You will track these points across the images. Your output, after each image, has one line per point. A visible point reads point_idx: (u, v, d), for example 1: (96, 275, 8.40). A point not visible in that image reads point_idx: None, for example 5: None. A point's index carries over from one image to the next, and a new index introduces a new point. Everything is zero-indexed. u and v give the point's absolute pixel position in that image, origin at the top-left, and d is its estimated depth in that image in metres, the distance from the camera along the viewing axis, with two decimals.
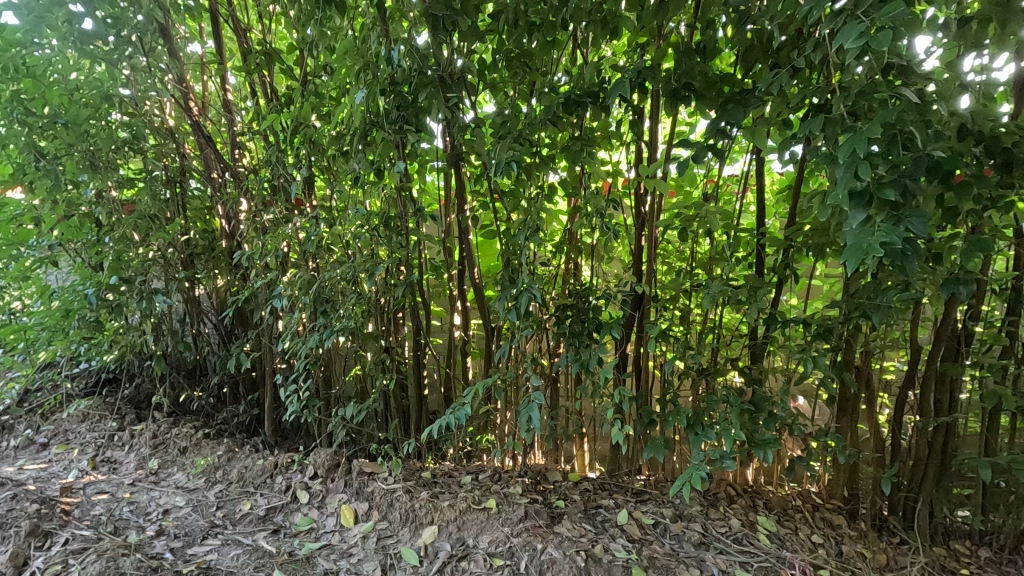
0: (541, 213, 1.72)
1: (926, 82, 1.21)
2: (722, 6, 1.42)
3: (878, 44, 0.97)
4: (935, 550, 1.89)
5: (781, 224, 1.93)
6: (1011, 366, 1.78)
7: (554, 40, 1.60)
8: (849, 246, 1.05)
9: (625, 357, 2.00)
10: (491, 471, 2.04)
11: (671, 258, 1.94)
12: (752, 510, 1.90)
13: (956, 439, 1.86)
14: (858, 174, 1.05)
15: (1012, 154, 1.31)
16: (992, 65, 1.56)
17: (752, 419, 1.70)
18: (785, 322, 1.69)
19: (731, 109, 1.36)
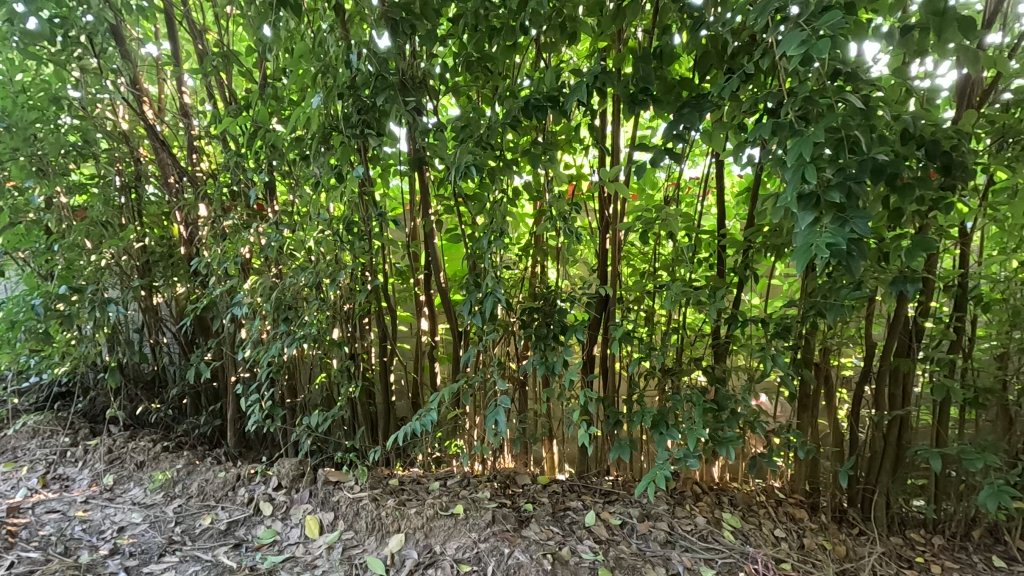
0: (505, 216, 1.72)
1: (871, 89, 1.25)
2: (677, 12, 1.46)
3: (817, 51, 1.01)
4: (892, 540, 1.95)
5: (741, 225, 1.98)
6: (958, 359, 1.85)
7: (515, 45, 1.61)
8: (799, 247, 1.10)
9: (592, 359, 2.02)
10: (460, 477, 2.03)
11: (635, 260, 1.96)
12: (718, 507, 1.93)
13: (910, 432, 1.94)
14: (805, 176, 1.09)
15: (951, 157, 1.36)
16: (936, 71, 1.62)
17: (715, 417, 1.73)
18: (745, 321, 1.73)
19: (687, 113, 1.39)
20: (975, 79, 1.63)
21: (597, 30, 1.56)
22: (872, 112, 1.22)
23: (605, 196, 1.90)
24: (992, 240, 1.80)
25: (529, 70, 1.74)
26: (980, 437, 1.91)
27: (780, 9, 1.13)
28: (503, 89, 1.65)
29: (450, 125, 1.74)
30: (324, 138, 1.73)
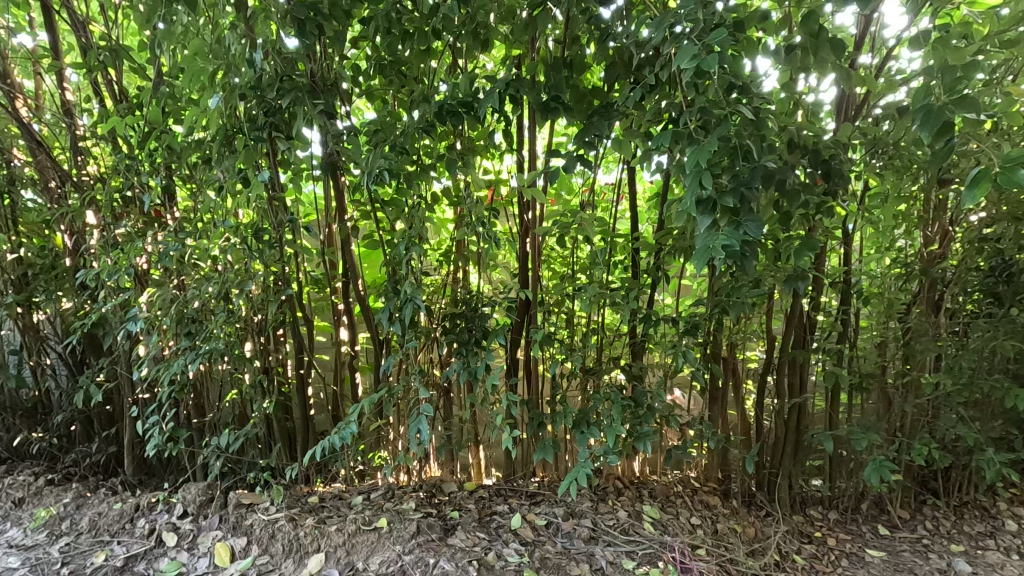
0: (423, 222, 1.70)
1: (762, 101, 1.35)
2: (585, 24, 1.51)
3: (707, 65, 1.09)
4: (794, 518, 2.11)
5: (653, 229, 2.07)
6: (845, 348, 2.04)
7: (428, 49, 1.61)
8: (699, 249, 1.17)
9: (516, 362, 2.04)
10: (384, 489, 1.98)
11: (555, 263, 2.00)
12: (638, 501, 2.00)
13: (807, 417, 2.10)
14: (702, 182, 1.17)
15: (830, 165, 1.50)
16: (818, 87, 1.78)
17: (633, 413, 1.79)
18: (658, 321, 1.81)
19: (596, 122, 1.45)
20: (851, 95, 1.81)
21: (509, 37, 1.58)
22: (762, 122, 1.31)
23: (525, 201, 1.93)
24: (869, 240, 2.00)
25: (445, 75, 1.74)
26: (865, 418, 2.11)
27: (671, 26, 1.23)
28: (417, 93, 1.64)
29: (364, 129, 1.70)
30: (227, 140, 1.64)
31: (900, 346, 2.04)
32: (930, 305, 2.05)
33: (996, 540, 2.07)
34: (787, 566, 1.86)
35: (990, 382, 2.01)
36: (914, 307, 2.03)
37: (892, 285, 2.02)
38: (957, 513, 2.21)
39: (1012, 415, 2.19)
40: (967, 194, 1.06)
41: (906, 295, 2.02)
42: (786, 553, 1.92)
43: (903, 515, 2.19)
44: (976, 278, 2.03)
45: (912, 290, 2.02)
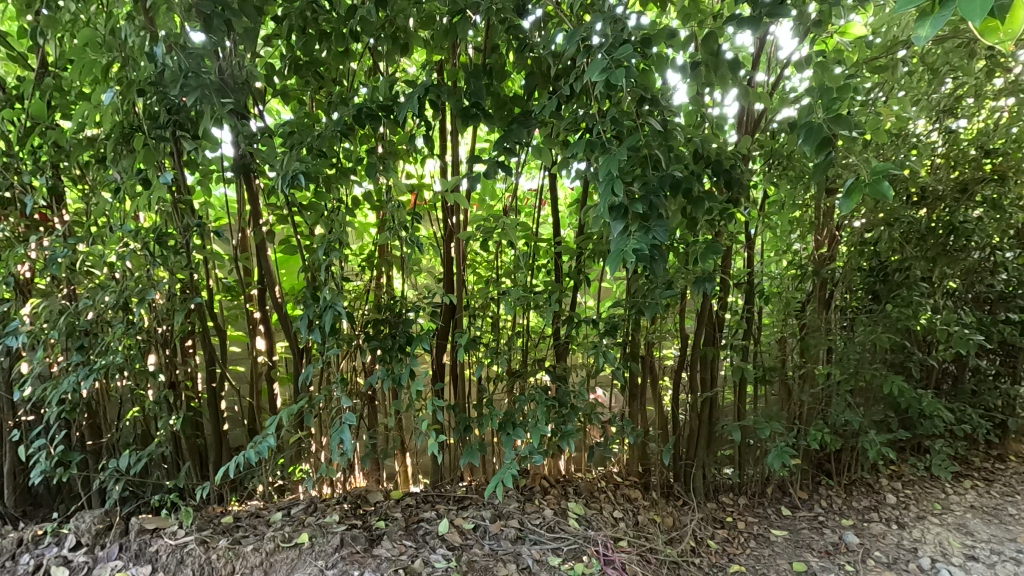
0: (343, 226, 1.67)
1: (670, 114, 1.43)
2: (504, 34, 1.54)
3: (615, 78, 1.15)
4: (709, 506, 2.25)
5: (574, 233, 2.13)
6: (750, 344, 2.19)
7: (346, 51, 1.58)
8: (613, 253, 1.22)
9: (441, 367, 2.04)
10: (305, 503, 1.90)
11: (480, 268, 2.01)
12: (564, 498, 2.05)
13: (717, 410, 2.24)
14: (614, 189, 1.23)
15: (731, 174, 1.63)
16: (722, 102, 1.90)
17: (558, 413, 1.84)
18: (580, 322, 1.87)
19: (515, 129, 1.49)
20: (750, 111, 1.95)
21: (430, 43, 1.59)
22: (670, 134, 1.40)
23: (448, 206, 1.94)
24: (769, 244, 2.17)
25: (364, 78, 1.71)
26: (769, 408, 2.28)
27: (586, 39, 1.28)
28: (335, 94, 1.60)
29: (278, 130, 1.65)
30: (124, 139, 1.53)
31: (797, 341, 2.23)
32: (821, 303, 2.26)
33: (879, 513, 2.31)
34: (702, 551, 1.98)
35: (872, 371, 2.25)
36: (809, 304, 2.23)
37: (790, 285, 2.19)
38: (846, 491, 2.44)
39: (891, 400, 2.45)
40: (843, 202, 1.18)
41: (801, 293, 2.21)
42: (700, 539, 2.04)
43: (802, 496, 2.39)
44: (860, 277, 2.26)
45: (806, 289, 2.22)
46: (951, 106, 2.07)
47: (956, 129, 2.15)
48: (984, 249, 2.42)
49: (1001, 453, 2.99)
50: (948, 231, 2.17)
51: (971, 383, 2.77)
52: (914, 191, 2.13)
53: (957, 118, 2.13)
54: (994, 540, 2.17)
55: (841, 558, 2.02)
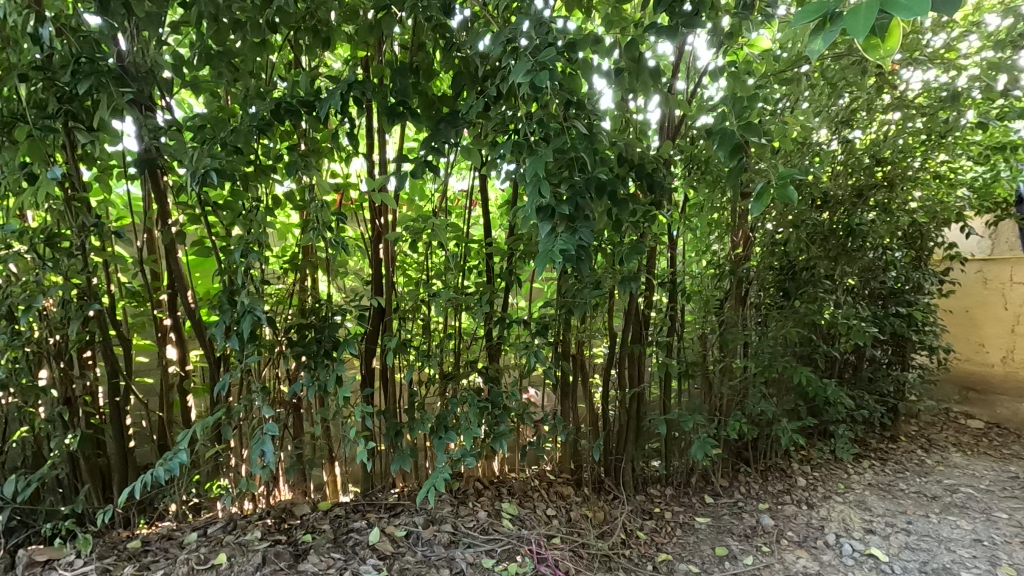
0: (262, 226, 1.58)
1: (596, 118, 1.47)
2: (431, 32, 1.52)
3: (539, 80, 1.16)
4: (637, 498, 2.32)
5: (505, 234, 2.14)
6: (674, 341, 2.28)
7: (263, 43, 1.50)
8: (541, 253, 1.23)
9: (371, 372, 1.98)
10: (224, 521, 1.79)
11: (410, 269, 1.97)
12: (498, 499, 2.05)
13: (645, 405, 2.32)
14: (540, 191, 1.24)
15: (653, 178, 1.70)
16: (645, 107, 1.95)
17: (490, 414, 1.84)
18: (512, 323, 1.88)
19: (443, 129, 1.48)
20: (672, 118, 2.02)
21: (354, 38, 1.54)
22: (595, 137, 1.43)
23: (376, 206, 1.89)
24: (690, 245, 2.27)
25: (284, 72, 1.64)
26: (692, 402, 2.39)
27: (512, 41, 1.29)
28: (252, 88, 1.52)
29: (188, 124, 1.54)
30: (4, 129, 1.38)
31: (717, 337, 2.35)
32: (738, 300, 2.39)
33: (791, 495, 2.48)
34: (632, 543, 2.04)
35: (783, 363, 2.41)
36: (727, 302, 2.35)
37: (710, 283, 2.31)
38: (762, 477, 2.60)
39: (800, 390, 2.64)
40: (754, 205, 1.25)
41: (720, 291, 2.32)
42: (630, 530, 2.11)
43: (723, 484, 2.53)
44: (772, 275, 2.41)
45: (725, 288, 2.34)
46: (847, 118, 2.26)
47: (853, 139, 2.35)
48: (877, 248, 2.66)
49: (893, 434, 3.30)
50: (846, 232, 2.39)
51: (868, 371, 3.04)
52: (817, 196, 2.31)
53: (852, 129, 2.33)
54: (888, 514, 2.38)
55: (758, 540, 2.15)
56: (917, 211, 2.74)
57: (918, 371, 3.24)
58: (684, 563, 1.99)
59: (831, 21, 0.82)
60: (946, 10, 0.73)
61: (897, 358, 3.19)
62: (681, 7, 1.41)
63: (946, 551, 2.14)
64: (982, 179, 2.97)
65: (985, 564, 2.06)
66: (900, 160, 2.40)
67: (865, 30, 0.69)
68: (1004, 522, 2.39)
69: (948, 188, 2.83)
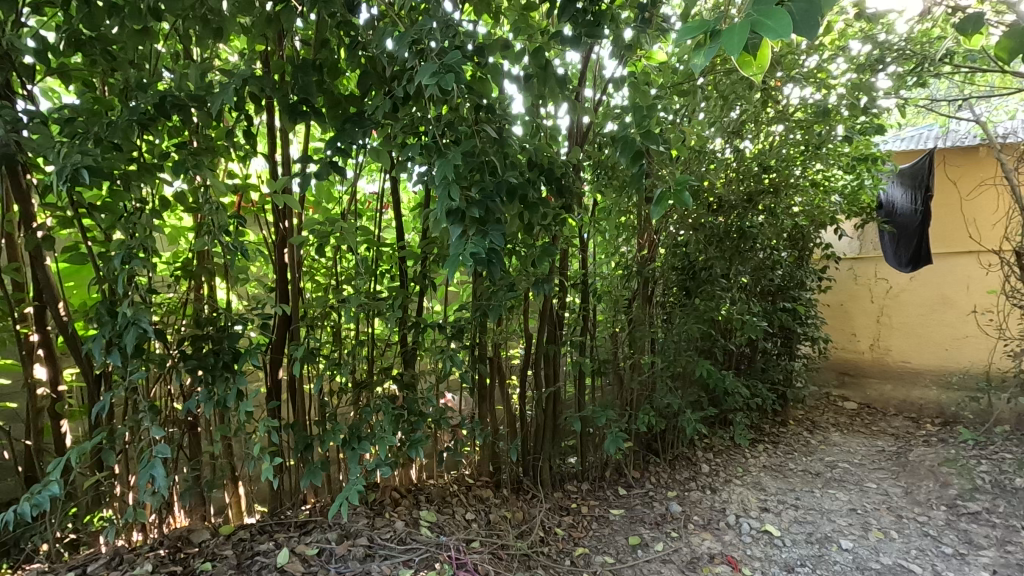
0: (147, 231, 1.44)
1: (506, 123, 1.48)
2: (334, 28, 1.46)
3: (445, 83, 1.15)
4: (555, 495, 2.38)
5: (419, 237, 2.10)
6: (587, 340, 2.36)
7: (145, 30, 1.37)
8: (452, 257, 1.22)
9: (277, 384, 1.88)
10: (108, 557, 1.62)
11: (318, 275, 1.89)
12: (415, 508, 2.02)
13: (560, 403, 2.38)
14: (450, 194, 1.24)
15: (562, 183, 1.74)
16: (555, 113, 2.00)
17: (406, 422, 1.80)
18: (426, 328, 1.85)
19: (349, 130, 1.42)
20: (581, 124, 2.08)
21: (249, 31, 1.45)
22: (505, 142, 1.45)
23: (280, 209, 1.80)
24: (600, 247, 2.35)
25: (171, 63, 1.51)
26: (605, 398, 2.48)
27: (419, 42, 1.27)
28: (132, 79, 1.38)
29: (55, 117, 1.37)
30: None
31: (627, 335, 2.45)
32: (646, 299, 2.51)
33: (696, 481, 2.64)
34: (550, 540, 2.08)
35: (686, 358, 2.56)
36: (635, 301, 2.46)
37: (619, 284, 2.40)
38: (670, 466, 2.75)
39: (702, 382, 2.82)
40: (655, 210, 1.31)
41: (628, 291, 2.43)
42: (548, 528, 2.15)
43: (635, 475, 2.64)
44: (675, 275, 2.55)
45: (633, 287, 2.45)
46: (737, 129, 2.44)
47: (743, 148, 2.54)
48: (766, 249, 2.90)
49: (783, 418, 3.62)
50: (739, 234, 2.58)
51: (761, 362, 3.31)
52: (713, 201, 2.49)
53: (742, 139, 2.52)
54: (779, 492, 2.60)
55: (667, 526, 2.26)
56: (798, 214, 3.02)
57: (802, 360, 3.57)
58: (600, 555, 2.06)
59: (712, 38, 0.88)
60: (807, 33, 0.80)
61: (786, 349, 3.50)
62: (584, 17, 1.46)
63: (828, 522, 2.37)
64: (851, 187, 3.32)
65: (859, 531, 2.30)
66: (784, 168, 2.64)
67: (740, 48, 0.75)
68: (873, 491, 2.69)
69: (824, 194, 3.14)
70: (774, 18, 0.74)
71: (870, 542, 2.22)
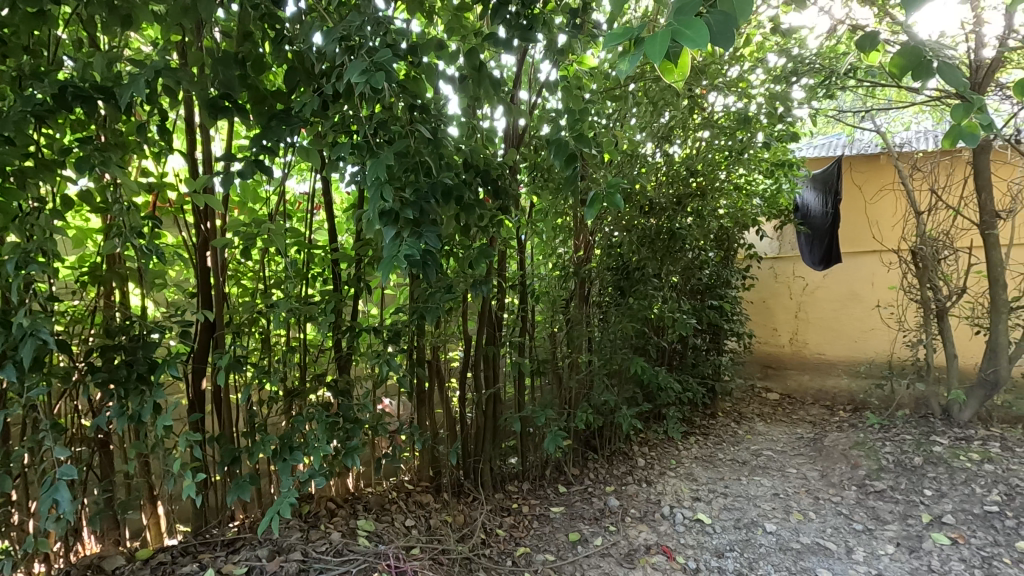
0: (47, 232, 1.32)
1: (440, 124, 1.47)
2: (258, 20, 1.39)
3: (375, 81, 1.13)
4: (496, 497, 2.38)
5: (352, 239, 2.04)
6: (526, 340, 2.38)
7: (42, 14, 1.25)
8: (385, 258, 1.19)
9: (200, 395, 1.77)
10: None
11: (244, 279, 1.80)
12: (352, 517, 1.96)
13: (500, 405, 2.39)
14: (383, 194, 1.21)
15: (498, 184, 1.74)
16: (491, 115, 2.00)
17: (341, 429, 1.74)
18: (361, 332, 1.80)
19: (275, 127, 1.36)
20: (517, 127, 2.09)
21: (163, 19, 1.36)
22: (439, 142, 1.43)
23: (200, 210, 1.70)
24: (538, 249, 2.38)
25: (73, 51, 1.39)
26: (545, 398, 2.51)
27: (347, 38, 1.24)
28: (27, 66, 1.26)
29: None
30: None
31: (564, 335, 2.49)
32: (582, 299, 2.56)
33: (633, 475, 2.72)
34: (491, 542, 2.08)
35: (622, 356, 2.64)
36: (572, 301, 2.50)
37: (557, 285, 2.44)
38: (608, 462, 2.82)
39: (637, 379, 2.91)
40: (588, 212, 1.33)
41: (565, 292, 2.47)
42: (489, 530, 2.15)
43: (574, 472, 2.69)
44: (610, 276, 2.62)
45: (570, 288, 2.49)
46: (666, 134, 2.54)
47: (672, 153, 2.64)
48: (695, 249, 3.03)
49: (713, 411, 3.79)
50: (669, 235, 2.68)
51: (691, 358, 3.46)
52: (645, 203, 2.57)
53: (671, 143, 2.62)
54: (710, 482, 2.73)
55: (606, 521, 2.32)
56: (723, 216, 3.17)
57: (729, 354, 3.76)
58: (541, 553, 2.08)
59: (636, 44, 0.91)
60: (723, 44, 0.84)
61: (714, 344, 3.67)
62: (516, 21, 1.47)
63: (754, 507, 2.50)
64: (770, 191, 3.53)
65: (781, 513, 2.45)
66: (710, 173, 2.76)
67: (661, 54, 0.77)
68: (794, 476, 2.87)
69: (746, 197, 3.32)
70: (692, 28, 0.78)
71: (791, 523, 2.37)
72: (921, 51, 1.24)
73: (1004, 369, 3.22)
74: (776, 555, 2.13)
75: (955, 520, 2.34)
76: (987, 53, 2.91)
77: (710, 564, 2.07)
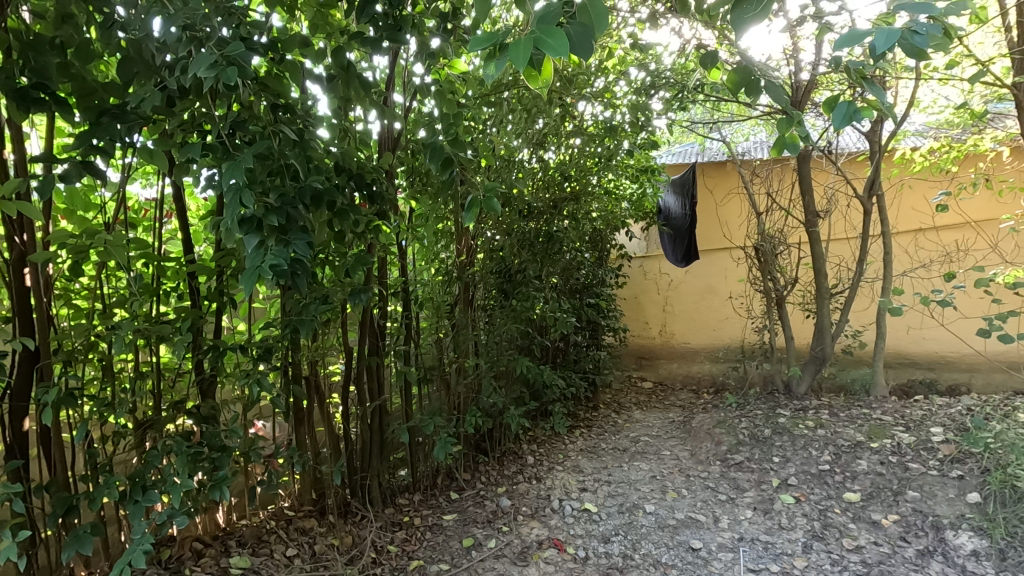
0: None
1: (306, 125, 1.38)
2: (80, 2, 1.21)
3: (227, 77, 1.04)
4: (386, 512, 2.30)
5: (212, 249, 1.85)
6: (411, 348, 2.32)
7: None
8: (247, 270, 1.10)
9: (22, 439, 1.50)
10: None
11: (77, 298, 1.55)
12: (224, 555, 1.79)
13: (387, 416, 2.31)
14: (242, 200, 1.11)
15: (373, 189, 1.67)
16: (364, 116, 1.92)
17: (205, 460, 1.57)
18: (226, 350, 1.64)
19: (108, 124, 1.19)
20: (392, 130, 2.03)
21: None
22: (307, 144, 1.35)
23: (13, 219, 1.44)
24: (419, 254, 2.33)
25: None
26: (433, 405, 2.47)
27: (192, 29, 1.12)
28: None
29: None
30: None
31: (450, 340, 2.48)
32: (467, 303, 2.56)
33: (523, 474, 2.78)
34: (383, 560, 2.01)
35: (507, 357, 2.68)
36: (457, 305, 2.49)
37: (440, 290, 2.40)
38: (498, 463, 2.85)
39: (524, 379, 2.97)
40: (467, 215, 1.34)
41: (450, 297, 2.45)
42: (380, 547, 2.07)
43: (466, 477, 2.68)
44: (493, 278, 2.64)
45: (454, 293, 2.47)
46: (541, 140, 2.62)
47: (547, 158, 2.73)
48: (571, 251, 3.16)
49: (594, 403, 3.99)
50: (547, 237, 2.77)
51: (573, 354, 3.61)
52: (524, 207, 2.62)
53: (546, 150, 2.71)
54: (594, 471, 2.87)
55: (498, 522, 2.34)
56: (595, 218, 3.35)
57: (607, 349, 3.98)
58: (435, 563, 2.05)
59: (503, 50, 0.93)
60: (583, 54, 0.89)
61: (593, 340, 3.87)
62: (384, 21, 1.44)
63: (635, 491, 2.67)
64: (637, 194, 3.80)
65: (658, 494, 2.64)
66: (583, 178, 2.88)
67: (525, 61, 0.79)
68: (668, 457, 3.11)
69: (614, 201, 3.54)
70: (554, 37, 0.80)
71: (667, 502, 2.57)
72: (750, 70, 1.41)
73: (828, 347, 3.76)
74: (656, 533, 2.29)
75: (798, 481, 2.68)
76: (803, 76, 3.39)
77: (599, 550, 2.17)
